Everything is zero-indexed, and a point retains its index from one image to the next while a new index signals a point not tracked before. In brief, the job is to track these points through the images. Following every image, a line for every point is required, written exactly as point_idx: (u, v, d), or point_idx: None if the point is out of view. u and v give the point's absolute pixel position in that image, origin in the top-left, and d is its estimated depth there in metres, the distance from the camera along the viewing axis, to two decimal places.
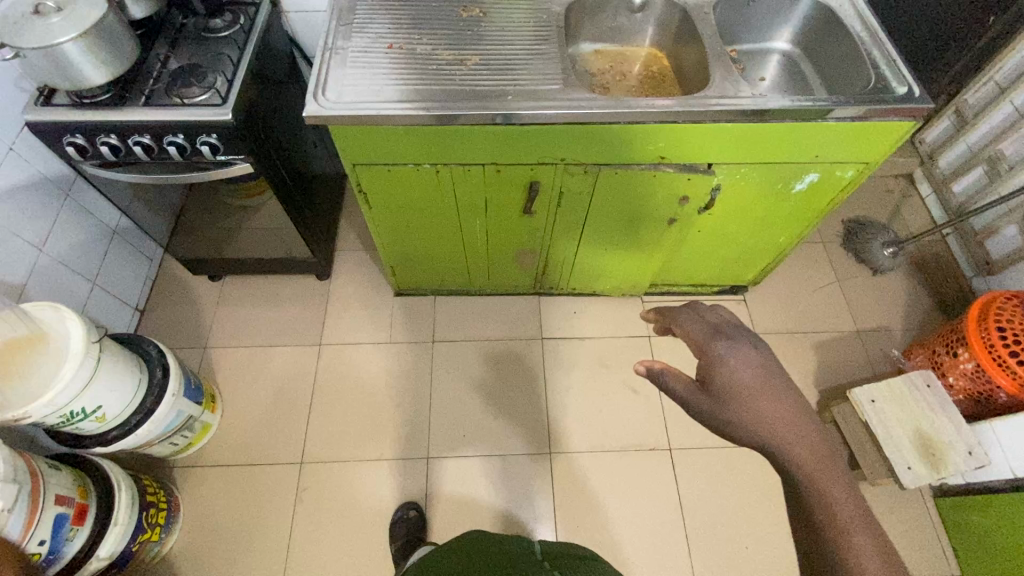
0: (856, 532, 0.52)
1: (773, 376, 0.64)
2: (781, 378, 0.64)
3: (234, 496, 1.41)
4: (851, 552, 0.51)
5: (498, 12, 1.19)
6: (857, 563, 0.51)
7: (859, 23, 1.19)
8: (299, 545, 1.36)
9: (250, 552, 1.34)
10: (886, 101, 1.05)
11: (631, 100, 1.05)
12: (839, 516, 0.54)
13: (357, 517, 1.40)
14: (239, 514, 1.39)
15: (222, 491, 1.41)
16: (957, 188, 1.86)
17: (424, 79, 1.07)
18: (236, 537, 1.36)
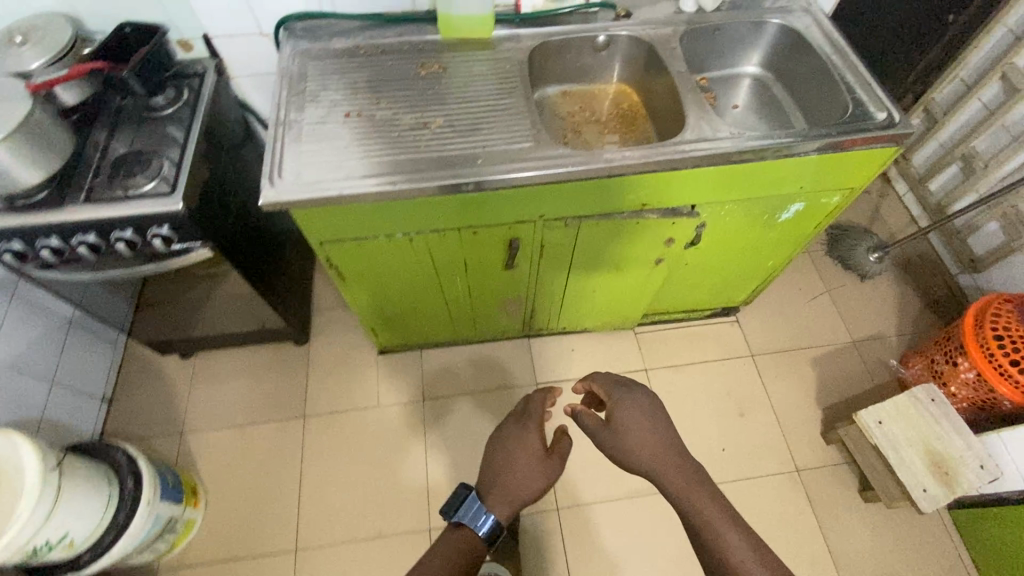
0: (720, 525, 0.85)
1: (657, 418, 0.99)
2: (663, 420, 0.99)
3: None
4: (718, 539, 0.84)
5: (458, 65, 1.14)
6: (720, 544, 0.84)
7: (829, 46, 1.17)
8: None
9: None
10: (867, 129, 1.02)
11: (608, 152, 1.00)
12: (707, 514, 0.87)
13: None
14: None
15: None
16: (935, 186, 1.84)
17: (388, 150, 1.01)
18: None
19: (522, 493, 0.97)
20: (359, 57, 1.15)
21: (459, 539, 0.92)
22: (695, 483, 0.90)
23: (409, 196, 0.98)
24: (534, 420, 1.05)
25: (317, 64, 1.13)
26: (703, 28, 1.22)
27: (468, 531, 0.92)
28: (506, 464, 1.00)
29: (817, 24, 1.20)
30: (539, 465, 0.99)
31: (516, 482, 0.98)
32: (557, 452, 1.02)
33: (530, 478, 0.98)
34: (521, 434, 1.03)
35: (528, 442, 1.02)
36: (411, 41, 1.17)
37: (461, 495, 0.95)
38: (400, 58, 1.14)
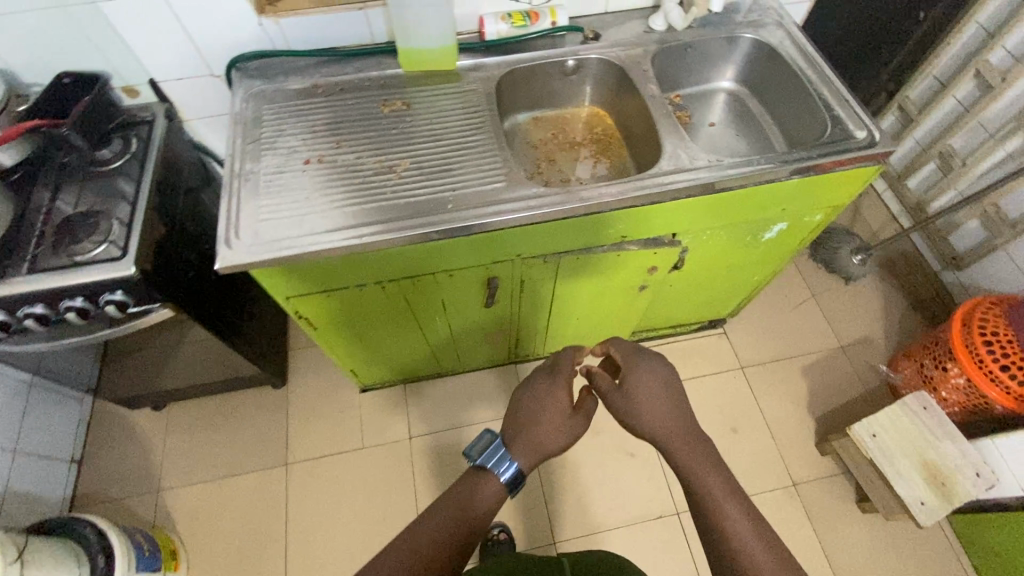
0: (729, 505, 0.78)
1: (671, 389, 0.91)
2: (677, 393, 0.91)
3: None
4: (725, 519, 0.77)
5: (423, 100, 1.08)
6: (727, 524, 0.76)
7: (804, 62, 1.13)
8: None
9: None
10: (847, 150, 0.99)
11: (583, 190, 0.96)
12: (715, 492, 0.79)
13: None
14: None
15: None
16: (913, 183, 1.83)
17: (352, 199, 0.96)
18: None
19: (545, 448, 0.89)
20: (317, 97, 1.08)
21: (477, 483, 0.84)
22: (702, 454, 0.84)
23: (378, 249, 0.93)
24: (563, 375, 0.96)
25: (272, 107, 1.07)
26: (674, 47, 1.18)
27: (488, 478, 0.85)
28: (531, 415, 0.92)
29: (790, 38, 1.17)
30: (567, 422, 0.91)
31: (540, 435, 0.89)
32: (584, 411, 0.94)
33: (556, 433, 0.90)
34: (549, 388, 0.94)
35: (556, 397, 0.93)
36: (371, 76, 1.11)
37: (486, 439, 0.87)
38: (360, 96, 1.08)
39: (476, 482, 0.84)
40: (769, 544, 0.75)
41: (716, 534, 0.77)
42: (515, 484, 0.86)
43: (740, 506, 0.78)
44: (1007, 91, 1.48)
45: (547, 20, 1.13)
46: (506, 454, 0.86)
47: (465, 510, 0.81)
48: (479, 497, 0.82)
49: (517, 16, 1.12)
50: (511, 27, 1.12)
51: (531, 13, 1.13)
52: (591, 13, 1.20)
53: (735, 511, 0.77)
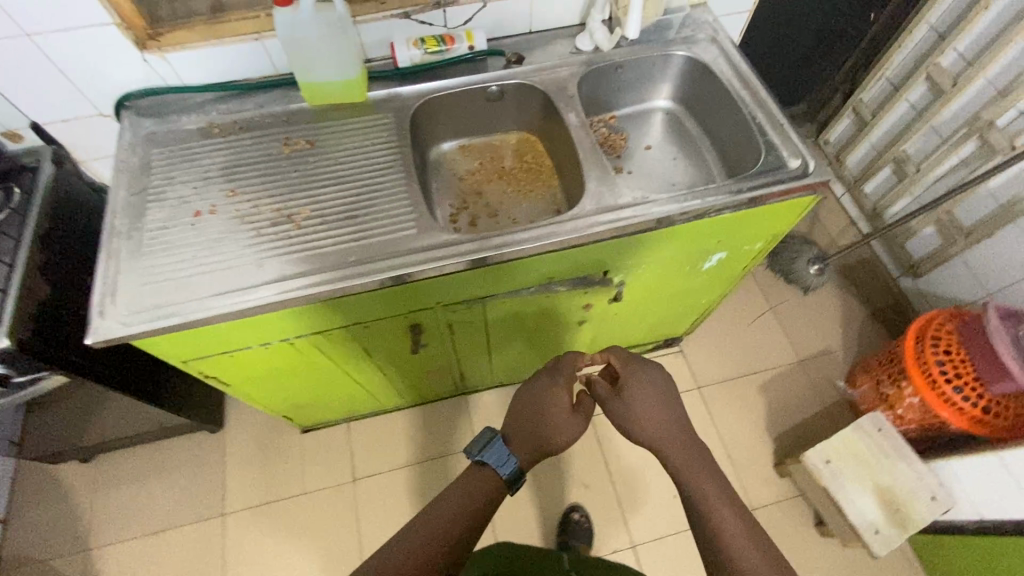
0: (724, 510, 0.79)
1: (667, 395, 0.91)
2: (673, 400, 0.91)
3: None
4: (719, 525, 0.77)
5: (330, 137, 1.00)
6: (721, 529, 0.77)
7: (738, 81, 1.07)
8: None
9: None
10: (780, 180, 0.93)
11: (498, 236, 0.89)
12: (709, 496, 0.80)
13: None
14: None
15: None
16: (870, 188, 1.78)
17: (244, 255, 0.87)
18: None
19: (545, 446, 0.88)
20: (213, 138, 0.99)
21: (478, 479, 0.85)
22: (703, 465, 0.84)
23: (271, 312, 0.84)
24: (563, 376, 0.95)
25: (163, 151, 0.98)
26: (603, 67, 1.10)
27: (489, 475, 0.86)
28: (530, 413, 0.90)
29: (724, 54, 1.10)
30: (565, 422, 0.89)
31: (538, 434, 0.88)
32: (582, 411, 0.91)
33: (554, 433, 0.88)
34: (549, 387, 0.93)
35: (556, 395, 0.92)
36: (273, 111, 1.02)
37: (487, 437, 0.87)
38: (260, 135, 1.00)
39: (478, 477, 0.86)
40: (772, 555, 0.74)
41: (715, 547, 0.76)
42: (515, 481, 0.86)
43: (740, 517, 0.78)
44: (958, 97, 1.43)
45: (464, 43, 1.05)
46: (506, 452, 0.87)
47: (465, 503, 0.82)
48: (480, 491, 0.84)
49: (430, 39, 1.04)
50: (425, 52, 1.04)
51: (445, 36, 1.04)
52: (513, 33, 1.12)
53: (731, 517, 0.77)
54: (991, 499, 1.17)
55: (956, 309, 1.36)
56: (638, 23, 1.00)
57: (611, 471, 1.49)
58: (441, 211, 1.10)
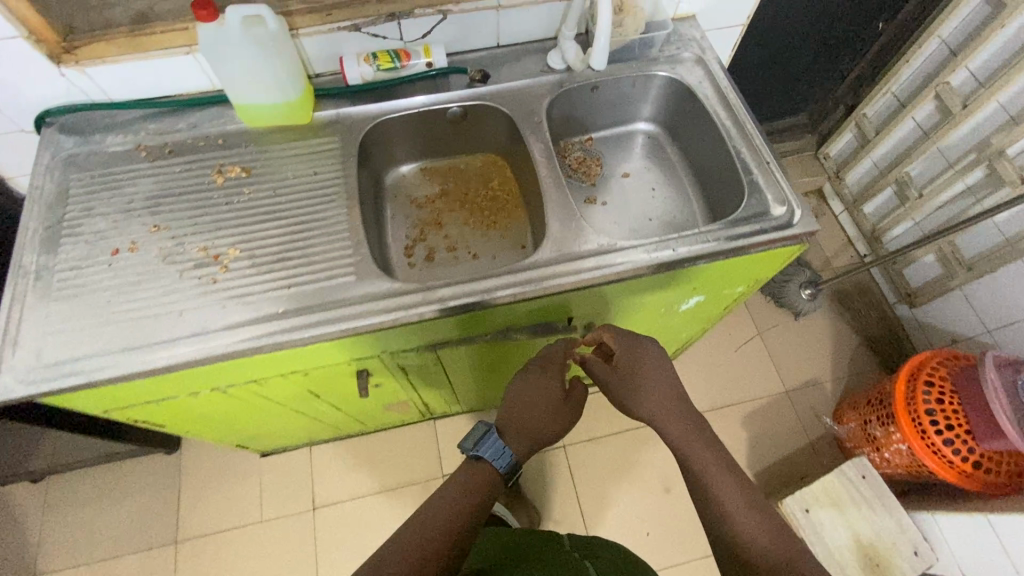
0: (723, 480, 0.74)
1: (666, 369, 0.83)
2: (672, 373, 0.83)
3: None
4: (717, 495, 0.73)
5: (269, 165, 0.90)
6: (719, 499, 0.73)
7: (724, 110, 0.97)
8: None
9: None
10: (762, 229, 0.84)
11: (443, 288, 0.80)
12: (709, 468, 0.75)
13: None
14: None
15: None
16: (869, 209, 1.68)
17: (162, 302, 0.78)
18: None
19: (539, 437, 0.86)
20: (138, 162, 0.90)
21: (476, 472, 0.81)
22: (712, 449, 0.77)
23: (186, 371, 0.76)
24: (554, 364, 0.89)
25: (83, 177, 0.88)
26: (576, 89, 1.00)
27: (487, 468, 0.81)
28: (523, 403, 0.85)
29: (710, 77, 1.00)
30: (559, 411, 0.87)
31: (533, 423, 0.85)
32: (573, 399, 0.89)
33: (548, 423, 0.86)
34: (541, 377, 0.88)
35: (548, 386, 0.87)
36: (208, 134, 0.92)
37: (482, 430, 0.82)
38: (190, 161, 0.90)
39: (477, 469, 0.81)
40: (791, 542, 0.68)
41: (716, 522, 0.72)
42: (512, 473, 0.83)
43: (754, 503, 0.72)
44: (967, 120, 1.32)
45: (421, 60, 0.95)
46: (503, 443, 0.82)
47: (464, 494, 0.78)
48: (481, 484, 0.80)
49: (383, 55, 0.93)
50: (378, 70, 0.94)
51: (400, 52, 0.94)
52: (478, 48, 1.02)
53: (731, 489, 0.73)
54: (977, 560, 1.11)
55: (954, 351, 1.28)
56: (605, 51, 0.90)
57: (583, 504, 1.43)
58: (395, 243, 1.01)
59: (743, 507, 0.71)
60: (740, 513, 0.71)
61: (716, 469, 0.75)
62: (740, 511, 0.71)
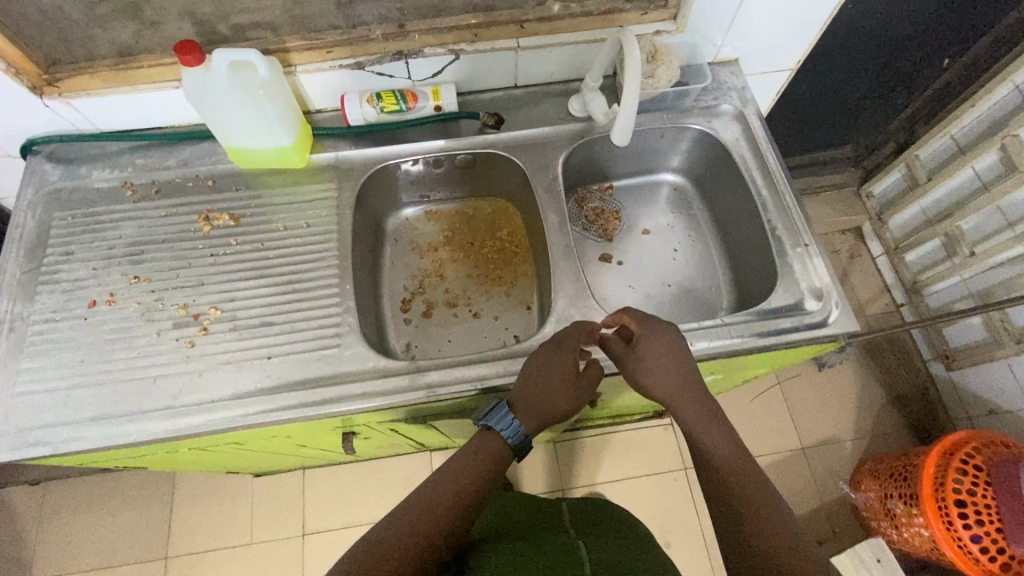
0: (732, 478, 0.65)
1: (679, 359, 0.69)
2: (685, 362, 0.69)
3: None
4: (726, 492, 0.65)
5: (258, 213, 0.84)
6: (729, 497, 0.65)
7: (761, 176, 0.87)
8: None
9: None
10: (793, 324, 0.75)
11: (433, 371, 0.73)
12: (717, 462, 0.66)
13: None
14: None
15: None
16: (911, 257, 1.56)
17: (135, 366, 0.74)
18: None
19: (544, 416, 0.71)
20: (124, 202, 0.84)
21: (479, 447, 0.71)
22: (723, 433, 0.68)
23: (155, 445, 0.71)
24: (571, 336, 0.72)
25: (66, 215, 0.83)
26: (598, 139, 0.92)
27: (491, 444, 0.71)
28: (528, 379, 0.70)
29: (748, 133, 0.90)
30: (567, 390, 0.71)
31: (537, 401, 0.70)
32: (588, 378, 0.72)
33: (556, 403, 0.70)
34: (551, 348, 0.71)
35: (559, 361, 0.70)
36: (197, 173, 0.87)
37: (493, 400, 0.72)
38: (176, 204, 0.84)
39: (479, 448, 0.70)
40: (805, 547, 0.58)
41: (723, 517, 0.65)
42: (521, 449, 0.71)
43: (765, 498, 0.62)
44: None
45: (430, 102, 0.87)
46: (513, 418, 0.70)
47: (459, 481, 0.69)
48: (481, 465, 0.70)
49: (388, 96, 0.85)
50: (382, 112, 0.86)
51: (407, 93, 0.86)
52: (494, 87, 0.93)
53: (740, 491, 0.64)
54: None
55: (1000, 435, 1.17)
56: (628, 129, 0.79)
57: None
58: (392, 296, 0.94)
59: (751, 502, 0.62)
60: (750, 507, 0.62)
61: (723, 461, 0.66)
62: (748, 507, 0.62)
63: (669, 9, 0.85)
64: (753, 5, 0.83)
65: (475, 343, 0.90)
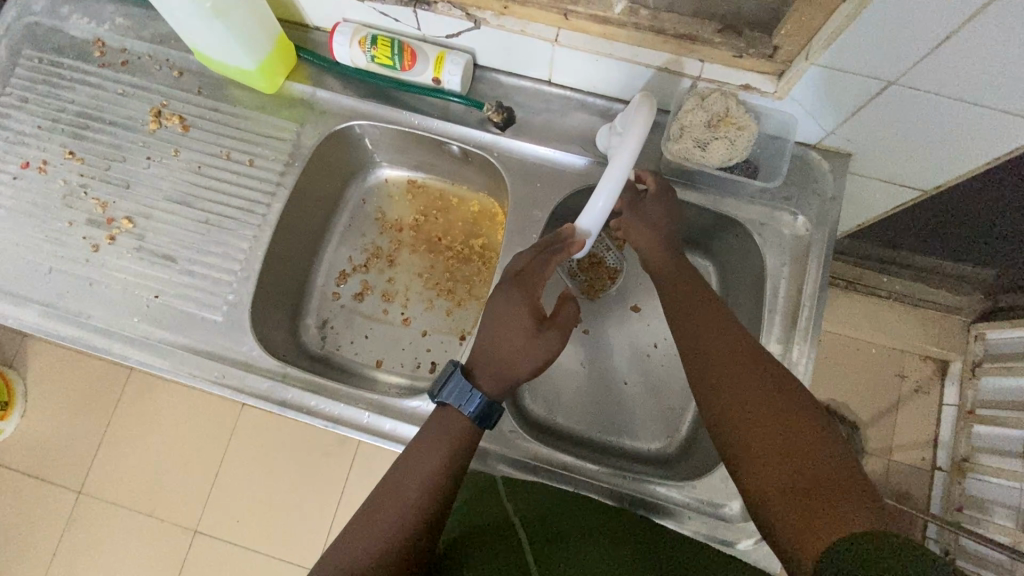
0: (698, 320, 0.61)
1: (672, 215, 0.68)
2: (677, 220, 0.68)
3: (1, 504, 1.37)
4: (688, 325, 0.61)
5: (210, 128, 0.75)
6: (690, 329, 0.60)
7: (780, 325, 0.67)
8: None
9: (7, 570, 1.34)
10: (714, 532, 0.62)
11: (294, 388, 0.66)
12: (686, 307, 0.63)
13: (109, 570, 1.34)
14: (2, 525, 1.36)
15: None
16: (981, 429, 1.19)
17: (36, 247, 0.71)
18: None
19: (510, 380, 0.61)
20: (90, 63, 0.77)
21: (438, 430, 0.58)
22: (709, 306, 0.62)
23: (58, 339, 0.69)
24: (537, 272, 0.64)
25: (37, 56, 0.78)
26: None
27: (454, 423, 0.58)
28: (484, 334, 0.62)
29: (800, 267, 0.68)
30: (529, 345, 0.60)
31: (505, 353, 0.60)
32: (559, 325, 0.62)
33: (515, 361, 0.60)
34: (509, 291, 0.62)
35: (518, 310, 0.61)
36: (169, 59, 0.77)
37: (448, 368, 0.60)
38: (136, 86, 0.76)
39: (426, 445, 0.57)
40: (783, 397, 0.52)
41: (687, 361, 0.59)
42: (487, 419, 0.59)
43: (744, 370, 0.54)
44: None
45: (429, 71, 0.70)
46: (470, 385, 0.59)
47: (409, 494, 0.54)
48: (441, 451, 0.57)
49: (383, 45, 0.69)
50: (372, 61, 0.71)
51: (406, 50, 0.69)
52: (522, 75, 0.73)
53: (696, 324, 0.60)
54: None
55: None
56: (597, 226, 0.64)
57: None
58: (331, 264, 0.84)
59: (730, 367, 0.55)
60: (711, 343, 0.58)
61: (703, 327, 0.60)
62: (724, 370, 0.55)
63: (775, 61, 0.60)
64: (893, 101, 0.57)
65: (390, 352, 0.81)
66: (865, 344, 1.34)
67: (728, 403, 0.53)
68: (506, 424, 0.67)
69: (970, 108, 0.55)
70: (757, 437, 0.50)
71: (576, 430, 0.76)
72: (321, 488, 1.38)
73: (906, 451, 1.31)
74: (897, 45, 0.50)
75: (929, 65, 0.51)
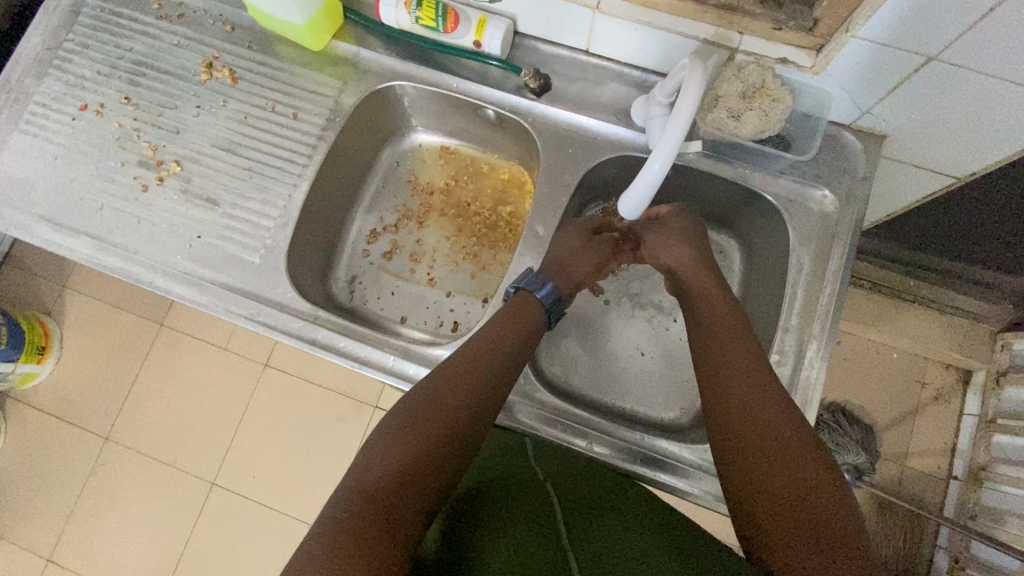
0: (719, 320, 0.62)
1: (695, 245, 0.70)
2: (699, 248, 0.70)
3: (37, 445, 1.44)
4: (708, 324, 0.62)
5: (256, 81, 0.78)
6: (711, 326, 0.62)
7: (802, 302, 0.68)
8: (79, 518, 1.39)
9: (38, 506, 1.41)
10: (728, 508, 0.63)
11: (325, 329, 0.69)
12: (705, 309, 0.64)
13: (131, 514, 1.39)
14: (37, 464, 1.43)
15: (36, 438, 1.44)
16: (1000, 439, 1.16)
17: (89, 184, 0.75)
18: (30, 487, 1.42)
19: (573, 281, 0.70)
20: (150, 14, 0.81)
21: (521, 309, 0.64)
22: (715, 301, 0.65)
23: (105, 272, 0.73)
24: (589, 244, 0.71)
25: (100, 6, 0.82)
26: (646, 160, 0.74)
27: (530, 306, 0.65)
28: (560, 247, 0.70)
29: (825, 246, 0.69)
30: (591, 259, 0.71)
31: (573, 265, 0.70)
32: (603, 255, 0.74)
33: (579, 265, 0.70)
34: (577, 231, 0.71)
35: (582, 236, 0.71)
36: (222, 15, 0.80)
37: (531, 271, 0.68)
38: (190, 38, 0.80)
39: (499, 324, 0.61)
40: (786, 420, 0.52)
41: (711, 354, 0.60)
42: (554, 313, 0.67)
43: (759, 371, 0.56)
44: None
45: (470, 34, 0.72)
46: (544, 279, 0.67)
47: (492, 364, 0.58)
48: (518, 333, 0.62)
49: (428, 6, 0.71)
50: (416, 23, 0.73)
51: (449, 12, 0.71)
52: (561, 42, 0.74)
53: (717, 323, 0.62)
54: None
55: None
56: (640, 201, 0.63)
57: None
58: (363, 221, 0.87)
59: (733, 356, 0.58)
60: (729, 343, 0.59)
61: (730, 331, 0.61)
62: (724, 387, 0.56)
63: (816, 34, 0.60)
64: (932, 78, 0.57)
65: (415, 309, 0.83)
66: (886, 349, 1.32)
67: (728, 426, 0.53)
68: (529, 385, 0.68)
69: (1009, 88, 0.55)
70: (752, 439, 0.51)
71: (592, 396, 0.78)
72: (334, 452, 1.41)
73: (924, 459, 1.28)
74: (940, 19, 0.51)
75: (969, 40, 0.52)
